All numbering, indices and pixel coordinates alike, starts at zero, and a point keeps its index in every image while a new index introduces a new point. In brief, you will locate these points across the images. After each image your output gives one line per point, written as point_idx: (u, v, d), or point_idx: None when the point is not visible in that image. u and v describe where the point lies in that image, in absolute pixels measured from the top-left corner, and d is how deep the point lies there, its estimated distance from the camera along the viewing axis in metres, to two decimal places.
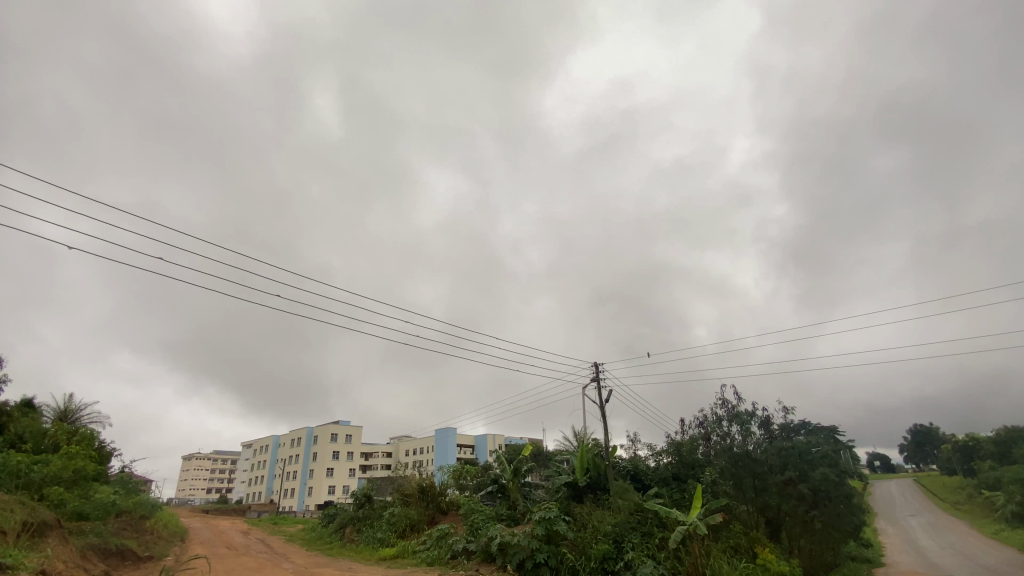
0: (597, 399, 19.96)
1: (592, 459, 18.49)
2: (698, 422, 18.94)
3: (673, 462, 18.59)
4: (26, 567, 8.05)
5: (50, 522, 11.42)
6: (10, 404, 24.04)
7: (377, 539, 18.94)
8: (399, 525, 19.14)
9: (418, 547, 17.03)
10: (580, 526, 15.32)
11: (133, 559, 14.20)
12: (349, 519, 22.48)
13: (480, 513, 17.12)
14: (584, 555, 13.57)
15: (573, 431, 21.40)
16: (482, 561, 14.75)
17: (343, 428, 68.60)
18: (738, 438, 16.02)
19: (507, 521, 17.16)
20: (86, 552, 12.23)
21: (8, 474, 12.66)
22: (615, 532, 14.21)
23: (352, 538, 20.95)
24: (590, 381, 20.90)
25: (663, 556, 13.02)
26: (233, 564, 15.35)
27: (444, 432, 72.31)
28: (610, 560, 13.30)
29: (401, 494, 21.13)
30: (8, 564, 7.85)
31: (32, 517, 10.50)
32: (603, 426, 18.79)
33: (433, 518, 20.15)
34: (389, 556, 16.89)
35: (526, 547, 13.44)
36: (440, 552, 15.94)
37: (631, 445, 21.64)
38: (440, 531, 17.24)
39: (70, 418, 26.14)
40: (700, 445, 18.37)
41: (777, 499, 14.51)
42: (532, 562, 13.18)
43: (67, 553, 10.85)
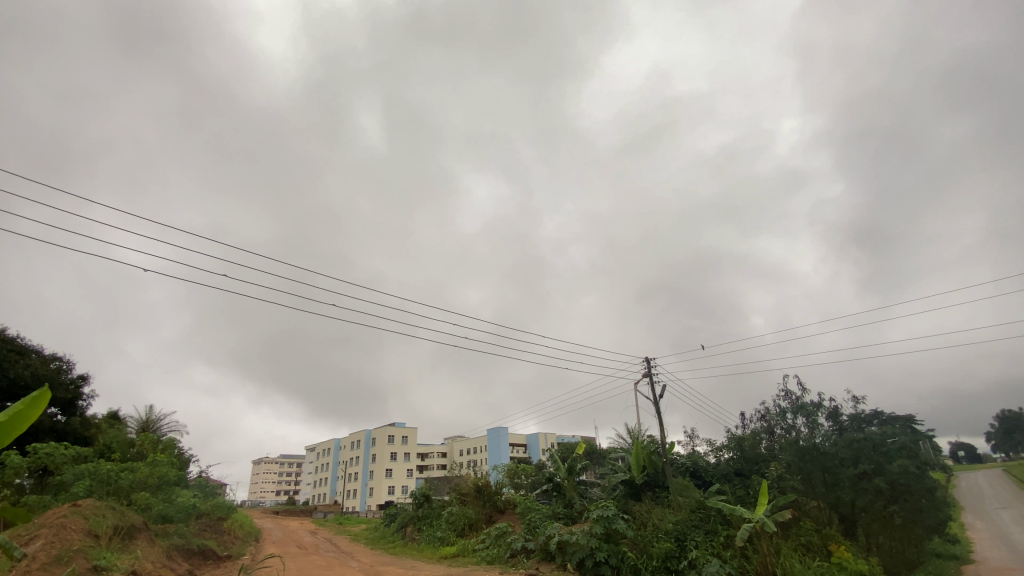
0: (651, 395, 19.51)
1: (648, 457, 18.03)
2: (760, 416, 18.23)
3: (734, 458, 17.85)
4: (119, 568, 8.67)
5: (139, 525, 12.34)
6: (99, 416, 26.18)
7: (437, 538, 19.25)
8: (458, 524, 19.40)
9: (478, 546, 17.20)
10: (640, 525, 14.97)
11: (215, 559, 15.11)
12: (409, 519, 23.01)
13: (537, 512, 17.11)
14: (645, 554, 13.25)
15: (627, 428, 21.04)
16: (541, 560, 14.71)
17: (399, 429, 70.53)
18: (805, 430, 15.23)
19: (565, 520, 17.08)
20: (171, 552, 13.17)
21: (100, 481, 13.73)
22: (677, 530, 13.76)
23: (413, 537, 21.44)
24: (642, 376, 20.50)
25: (729, 554, 12.51)
26: (304, 562, 16.04)
27: (495, 431, 72.88)
28: (674, 559, 12.89)
29: (458, 493, 21.46)
30: (103, 565, 8.49)
31: (122, 521, 11.36)
32: (658, 423, 18.27)
33: (491, 517, 20.28)
34: (450, 554, 17.14)
35: (586, 546, 13.32)
36: (499, 551, 16.02)
37: (688, 441, 21.00)
38: (498, 529, 17.36)
39: (152, 428, 28.20)
40: (762, 439, 17.61)
41: (851, 493, 13.66)
42: (592, 561, 13.05)
43: (155, 553, 11.68)
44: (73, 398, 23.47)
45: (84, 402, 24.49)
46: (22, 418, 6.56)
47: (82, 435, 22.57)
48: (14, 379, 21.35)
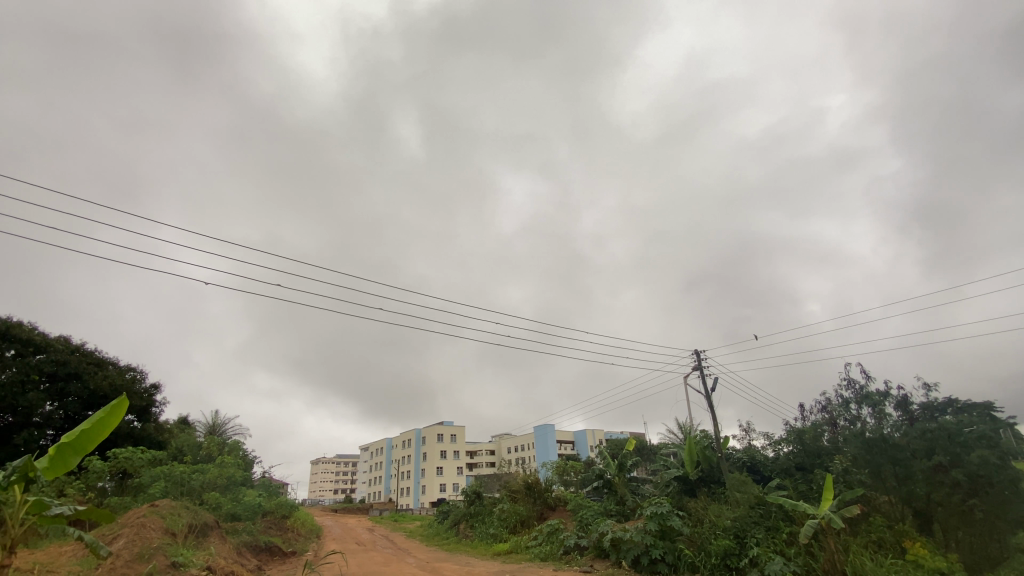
0: (703, 388, 18.99)
1: (701, 452, 17.44)
2: (822, 407, 17.38)
3: (795, 451, 16.99)
4: (195, 564, 9.17)
5: (211, 524, 13.07)
6: (171, 422, 27.99)
7: (490, 535, 19.42)
8: (510, 522, 19.47)
9: (531, 543, 17.23)
10: (696, 522, 14.56)
11: (281, 554, 15.85)
12: (462, 516, 23.33)
13: (589, 508, 16.94)
14: (703, 552, 12.84)
15: (678, 423, 20.53)
16: (595, 557, 14.56)
17: (447, 428, 71.75)
18: (872, 422, 14.63)
19: (617, 517, 16.85)
20: (241, 549, 13.91)
21: (174, 483, 14.66)
22: (736, 527, 13.19)
23: (466, 533, 21.73)
24: (692, 370, 19.94)
25: (793, 552, 11.89)
26: (364, 558, 16.56)
27: (542, 428, 72.92)
28: (733, 556, 12.40)
29: (509, 490, 21.59)
30: (180, 561, 9.01)
31: (196, 519, 12.07)
32: (711, 417, 17.70)
33: (543, 514, 20.30)
34: (503, 551, 17.26)
35: (641, 543, 13.29)
36: (552, 548, 15.99)
37: (744, 435, 20.24)
38: (550, 526, 17.33)
39: (219, 431, 29.91)
40: (825, 432, 16.67)
41: (925, 487, 12.77)
42: (648, 558, 12.95)
43: (226, 550, 12.37)
44: (147, 405, 25.19)
45: (157, 409, 26.21)
46: (104, 423, 7.08)
47: (157, 440, 24.17)
48: (94, 389, 23.10)
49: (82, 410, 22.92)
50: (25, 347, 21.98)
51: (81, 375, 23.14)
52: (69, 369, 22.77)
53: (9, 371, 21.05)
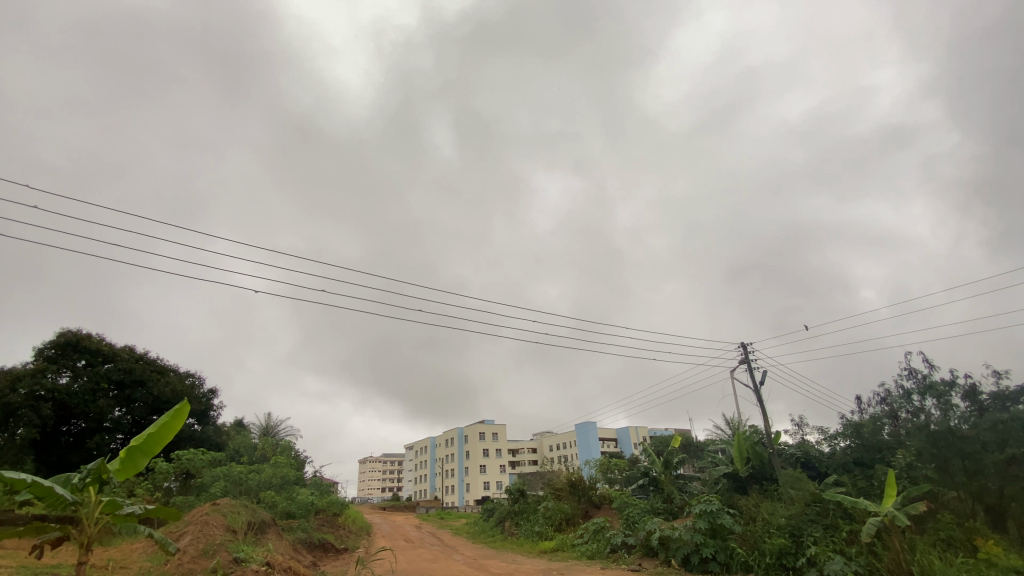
0: (750, 382, 18.33)
1: (751, 448, 16.82)
2: (881, 399, 16.45)
3: (852, 447, 16.17)
4: (255, 560, 9.55)
5: (269, 522, 13.66)
6: (228, 424, 29.37)
7: (535, 532, 19.40)
8: (555, 520, 19.40)
9: (577, 541, 17.14)
10: (748, 520, 14.08)
11: (334, 551, 16.37)
12: (507, 514, 23.44)
13: (635, 506, 16.67)
14: (757, 551, 12.41)
15: (725, 419, 19.93)
16: (644, 555, 14.34)
17: (489, 426, 72.34)
18: (936, 413, 13.74)
19: (665, 515, 16.51)
20: (297, 545, 14.48)
21: (233, 483, 15.42)
22: (791, 525, 12.63)
23: (512, 531, 21.83)
24: (738, 363, 19.30)
25: (854, 551, 11.30)
26: (412, 555, 16.90)
27: (584, 426, 72.39)
28: (790, 555, 11.90)
29: (553, 488, 21.52)
30: (242, 557, 9.42)
31: (254, 518, 12.65)
32: (761, 412, 17.08)
33: (588, 512, 20.14)
34: (549, 549, 17.23)
35: (690, 542, 13.05)
36: (599, 546, 15.82)
37: (797, 430, 19.43)
38: (596, 524, 17.16)
39: (272, 432, 31.18)
40: (885, 425, 15.76)
41: (998, 481, 11.91)
42: (698, 557, 12.71)
43: (283, 546, 12.91)
44: (206, 409, 26.57)
45: (215, 412, 27.60)
46: (168, 427, 7.48)
47: (216, 441, 25.45)
48: (158, 395, 24.56)
49: (147, 415, 24.39)
50: (94, 357, 23.51)
51: (145, 382, 24.61)
52: (135, 377, 24.27)
53: (81, 380, 22.60)
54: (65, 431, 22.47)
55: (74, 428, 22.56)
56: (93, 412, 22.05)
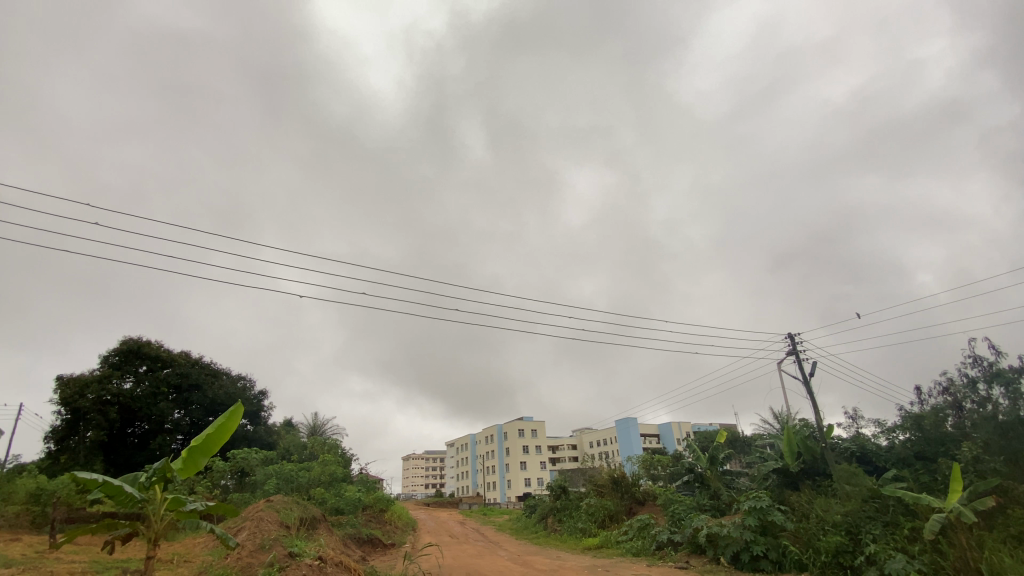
0: (799, 373, 17.64)
1: (803, 443, 16.16)
2: (943, 388, 15.52)
3: (913, 440, 15.28)
4: (308, 554, 9.91)
5: (319, 517, 14.15)
6: (277, 424, 30.54)
7: (578, 529, 19.33)
8: (598, 516, 19.25)
9: (621, 538, 16.96)
10: (801, 518, 13.54)
11: (382, 546, 16.81)
12: (549, 510, 23.43)
13: (680, 503, 16.33)
14: (812, 548, 11.96)
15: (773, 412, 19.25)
16: (691, 553, 14.04)
17: (528, 423, 72.51)
18: (1005, 403, 13.12)
19: (712, 512, 16.09)
20: (347, 540, 14.94)
21: (285, 480, 16.06)
22: (848, 522, 12.06)
23: (555, 528, 21.80)
24: (785, 355, 18.60)
25: (916, 549, 10.71)
26: (457, 550, 17.15)
27: (624, 422, 71.51)
28: (847, 554, 11.39)
29: (595, 485, 21.34)
30: (296, 551, 9.79)
31: (306, 513, 13.13)
32: (811, 405, 16.40)
33: (631, 509, 19.89)
34: (594, 545, 17.13)
35: (740, 539, 12.70)
36: (645, 543, 15.61)
37: (851, 423, 18.54)
38: (641, 521, 16.92)
39: (319, 431, 32.24)
40: (948, 417, 14.87)
41: None
42: (749, 555, 12.37)
43: (334, 541, 13.35)
44: (258, 410, 27.79)
45: (266, 413, 28.82)
46: (225, 428, 7.84)
47: (267, 441, 26.56)
48: (213, 397, 25.91)
49: (204, 417, 25.72)
50: (154, 363, 24.93)
51: (201, 385, 25.96)
52: (191, 380, 25.62)
53: (143, 385, 24.01)
54: (130, 432, 23.91)
55: (139, 430, 23.99)
56: (154, 415, 23.40)
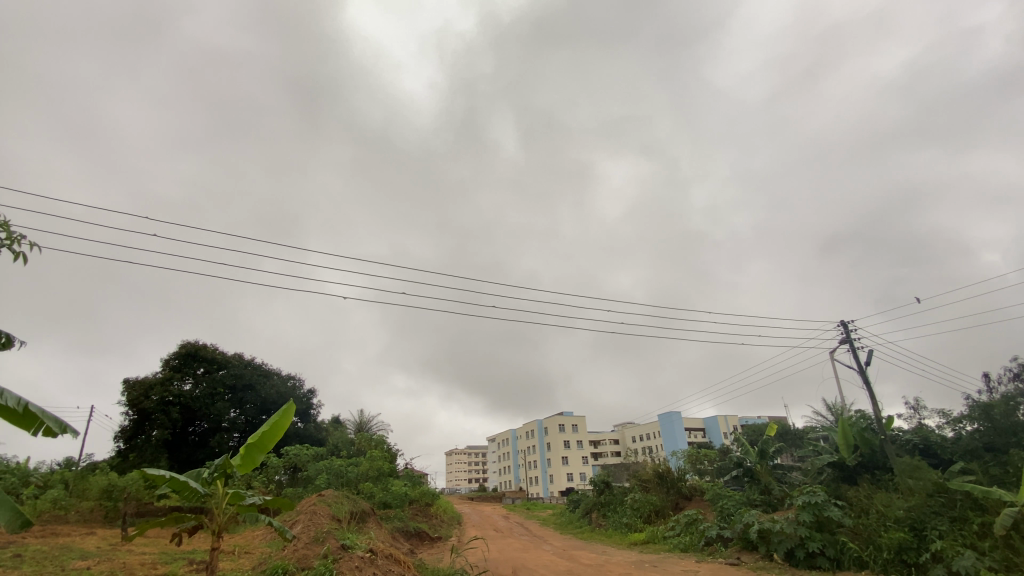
0: (854, 362, 16.81)
1: (860, 435, 15.39)
2: (1014, 375, 14.49)
3: (982, 430, 14.29)
4: (359, 546, 10.23)
5: (369, 511, 14.57)
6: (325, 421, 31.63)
7: (623, 524, 19.16)
8: (644, 511, 19.00)
9: (668, 533, 16.69)
10: (860, 513, 12.93)
11: (429, 539, 17.16)
12: (593, 505, 23.28)
13: (729, 498, 15.90)
14: (873, 545, 11.42)
15: (827, 403, 18.44)
16: (742, 549, 13.68)
17: (569, 418, 72.31)
18: None
19: (764, 507, 15.59)
20: (395, 533, 15.34)
21: (335, 475, 16.63)
22: (911, 518, 11.43)
23: (600, 522, 21.69)
24: (838, 343, 17.77)
25: (988, 545, 10.03)
26: (503, 544, 17.32)
27: (668, 416, 70.17)
28: (911, 551, 10.80)
29: (639, 480, 21.07)
30: (347, 544, 10.12)
31: (356, 507, 13.55)
32: (868, 395, 15.60)
33: (678, 504, 19.54)
34: (640, 541, 16.94)
35: (794, 535, 12.22)
36: (693, 539, 15.30)
37: (913, 414, 17.56)
38: (688, 516, 16.59)
39: (365, 428, 33.17)
40: (1021, 405, 13.90)
41: None
42: (804, 551, 11.93)
43: (383, 533, 13.73)
44: (308, 408, 28.90)
45: (315, 410, 29.91)
46: (279, 425, 8.17)
47: (317, 437, 27.58)
48: (265, 396, 27.14)
49: (258, 415, 26.96)
50: (210, 365, 26.31)
51: (254, 385, 27.21)
52: (245, 380, 26.91)
53: (202, 386, 25.35)
54: (192, 431, 25.29)
55: (199, 429, 25.33)
56: (213, 414, 24.65)
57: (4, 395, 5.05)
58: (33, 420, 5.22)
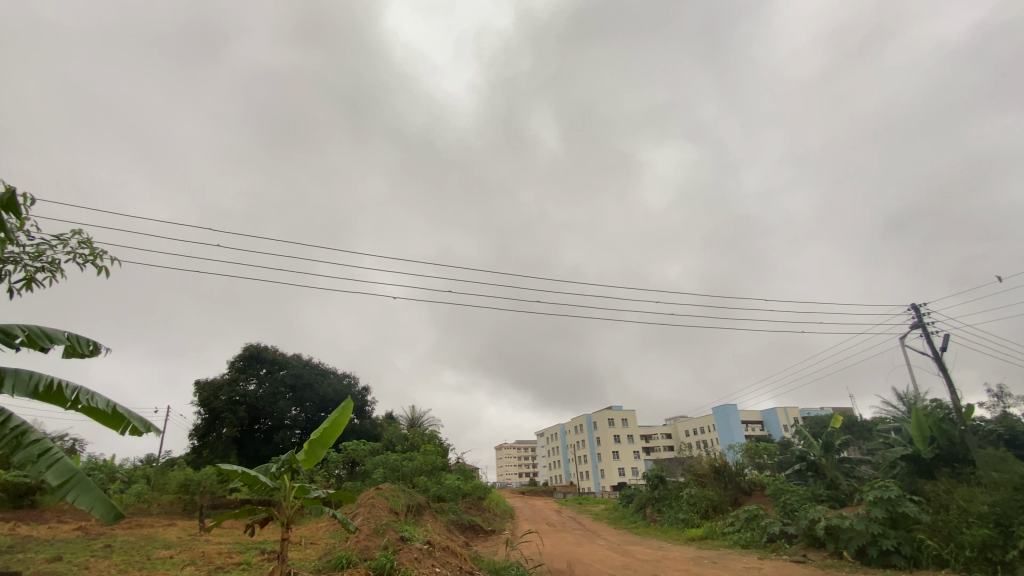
0: (928, 347, 15.66)
1: (936, 426, 14.29)
2: None
3: None
4: (416, 538, 10.53)
5: (425, 505, 14.95)
6: (380, 417, 32.65)
7: (679, 519, 18.70)
8: (701, 507, 18.49)
9: (728, 529, 16.20)
10: (938, 509, 12.05)
11: (483, 533, 17.42)
12: (647, 500, 22.87)
13: (793, 493, 15.23)
14: (953, 543, 10.66)
15: (898, 393, 17.29)
16: (809, 546, 13.09)
17: (619, 412, 71.42)
18: None
19: (831, 503, 14.84)
20: (451, 526, 15.71)
21: (391, 469, 17.16)
22: (996, 513, 10.54)
23: (654, 518, 21.32)
24: (910, 328, 16.60)
25: None
26: (556, 538, 17.32)
27: (722, 409, 67.96)
28: (997, 549, 10.00)
29: (694, 475, 20.50)
30: (406, 535, 10.44)
31: (412, 501, 13.93)
32: (945, 383, 14.49)
33: (737, 499, 18.92)
34: (698, 536, 16.52)
35: (865, 532, 11.57)
36: (754, 535, 14.77)
37: (997, 402, 16.23)
38: (748, 512, 16.02)
39: (417, 423, 34.01)
40: None
41: None
42: (877, 549, 11.29)
43: (438, 526, 14.07)
44: (363, 405, 29.95)
45: (370, 407, 30.96)
46: (338, 422, 8.52)
47: (372, 433, 28.54)
48: (323, 394, 28.33)
49: (317, 412, 28.18)
50: (272, 366, 27.74)
51: (312, 384, 28.46)
52: (304, 380, 28.19)
53: (265, 385, 26.79)
54: (257, 428, 26.73)
55: (264, 426, 26.74)
56: (276, 412, 25.99)
57: (95, 398, 5.50)
58: (120, 420, 5.66)
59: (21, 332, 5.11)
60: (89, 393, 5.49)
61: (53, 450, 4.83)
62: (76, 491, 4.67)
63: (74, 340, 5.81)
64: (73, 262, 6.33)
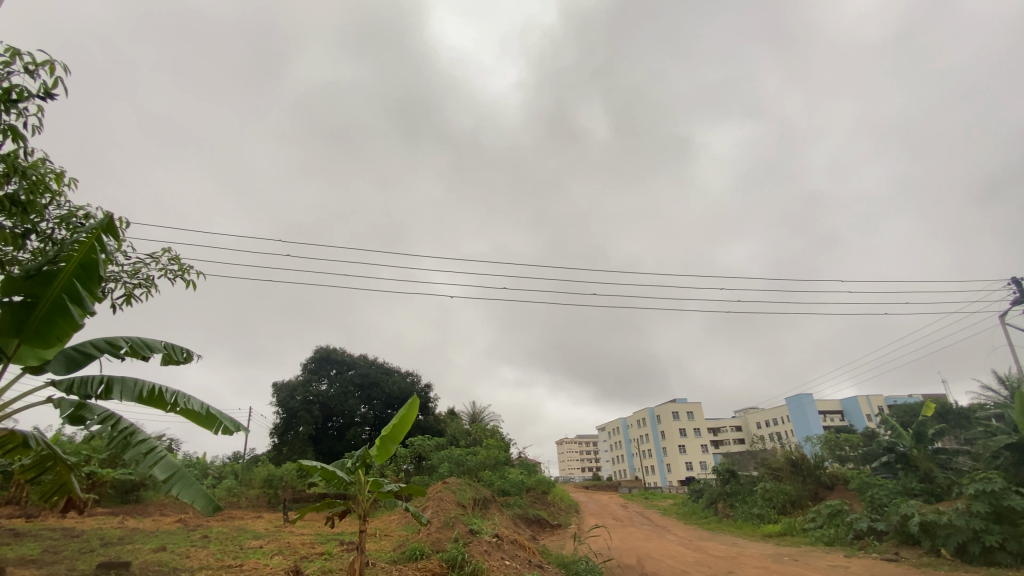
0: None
1: None
2: None
3: None
4: (485, 531, 10.74)
5: (491, 498, 15.20)
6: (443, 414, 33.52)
7: (754, 515, 17.89)
8: (778, 501, 17.63)
9: (809, 525, 15.36)
10: None
11: (550, 526, 17.50)
12: (718, 494, 22.04)
13: (880, 487, 14.19)
14: None
15: (999, 376, 15.64)
16: (901, 544, 12.14)
17: (683, 404, 69.38)
18: None
19: (925, 497, 13.69)
20: (517, 520, 15.90)
21: (456, 463, 17.54)
22: None
23: (728, 513, 20.54)
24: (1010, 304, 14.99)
25: None
26: (624, 533, 17.10)
27: (796, 399, 64.37)
28: None
29: (769, 468, 19.54)
30: (474, 528, 10.68)
31: (479, 494, 14.22)
32: None
33: (817, 494, 17.89)
34: (775, 533, 15.78)
35: (966, 528, 10.58)
36: (839, 532, 13.89)
37: None
38: (831, 507, 15.08)
39: (479, 419, 34.61)
40: None
41: None
42: (980, 546, 10.31)
43: (504, 519, 14.26)
44: (427, 401, 30.84)
45: (433, 404, 31.87)
46: (406, 418, 8.83)
47: (437, 428, 29.32)
48: (389, 392, 29.42)
49: (384, 409, 29.29)
50: (341, 366, 29.24)
51: (379, 382, 29.65)
52: (370, 378, 29.45)
53: (335, 385, 28.26)
54: (331, 426, 28.16)
55: (336, 424, 28.13)
56: (347, 410, 27.31)
57: (190, 400, 6.00)
58: (213, 420, 6.15)
59: (124, 343, 5.65)
60: (185, 397, 5.98)
61: (156, 449, 5.31)
62: (179, 484, 5.11)
63: (170, 349, 6.36)
64: (165, 277, 6.81)
